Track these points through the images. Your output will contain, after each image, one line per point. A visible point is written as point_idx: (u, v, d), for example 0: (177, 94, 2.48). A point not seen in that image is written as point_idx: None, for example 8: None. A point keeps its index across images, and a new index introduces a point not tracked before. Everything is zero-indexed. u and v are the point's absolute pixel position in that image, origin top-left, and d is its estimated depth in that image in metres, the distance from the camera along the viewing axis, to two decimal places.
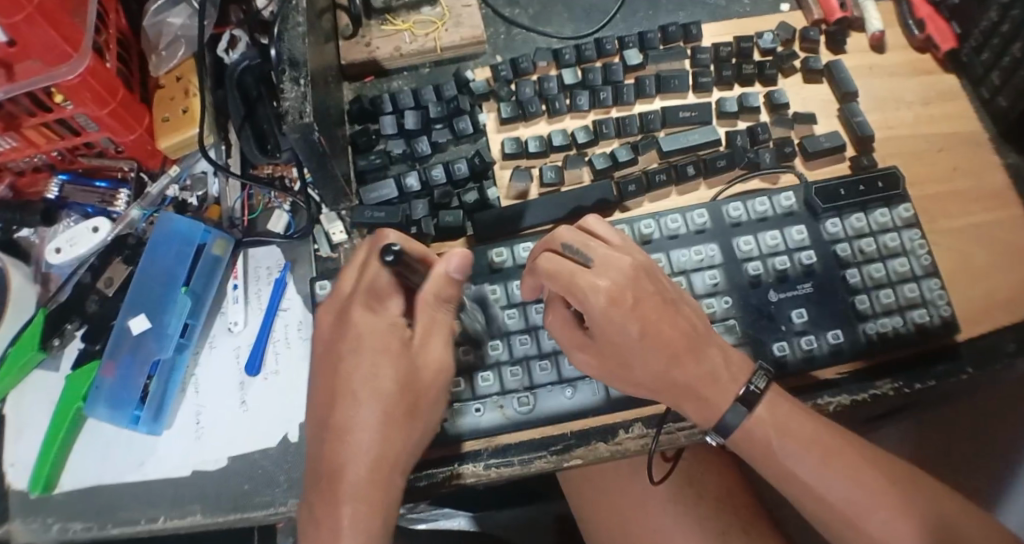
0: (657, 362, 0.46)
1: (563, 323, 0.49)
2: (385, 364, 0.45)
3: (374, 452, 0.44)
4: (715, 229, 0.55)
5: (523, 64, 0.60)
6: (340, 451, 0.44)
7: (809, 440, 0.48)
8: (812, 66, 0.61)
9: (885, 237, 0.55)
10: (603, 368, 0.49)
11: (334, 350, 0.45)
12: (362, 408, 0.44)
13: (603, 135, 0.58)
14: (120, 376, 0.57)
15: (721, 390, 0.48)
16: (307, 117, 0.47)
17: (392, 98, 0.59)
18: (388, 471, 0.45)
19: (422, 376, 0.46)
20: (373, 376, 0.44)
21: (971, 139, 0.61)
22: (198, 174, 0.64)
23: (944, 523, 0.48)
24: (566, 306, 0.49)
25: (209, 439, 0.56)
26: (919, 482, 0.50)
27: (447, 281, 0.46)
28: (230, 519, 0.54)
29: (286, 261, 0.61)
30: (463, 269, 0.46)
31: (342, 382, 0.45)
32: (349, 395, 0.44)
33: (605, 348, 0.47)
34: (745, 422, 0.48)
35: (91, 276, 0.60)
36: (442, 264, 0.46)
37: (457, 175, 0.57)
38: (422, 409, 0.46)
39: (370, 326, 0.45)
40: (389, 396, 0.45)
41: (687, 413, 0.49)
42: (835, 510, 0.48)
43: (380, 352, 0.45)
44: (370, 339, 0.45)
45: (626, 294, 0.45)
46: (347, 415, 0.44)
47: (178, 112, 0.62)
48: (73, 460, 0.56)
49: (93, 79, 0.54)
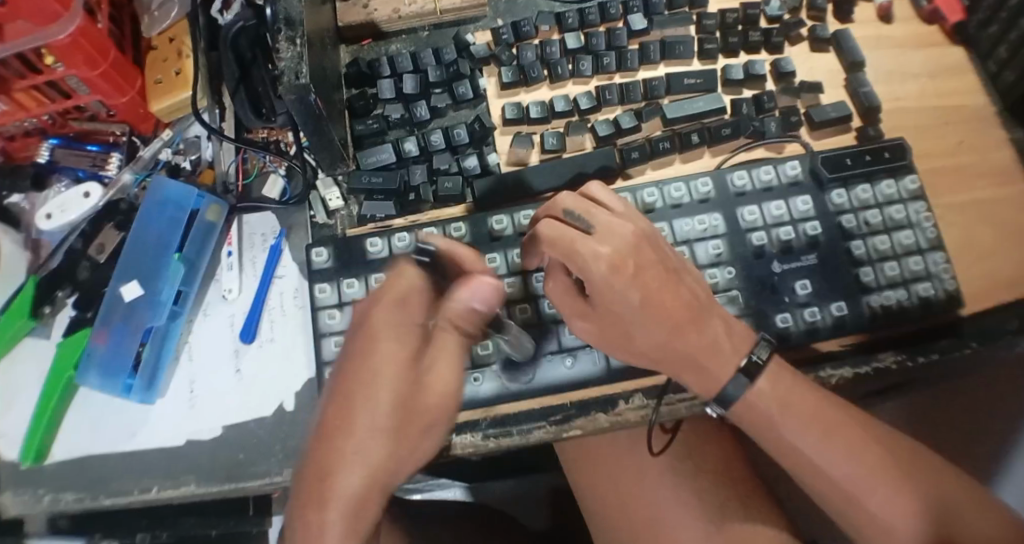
0: (659, 334, 0.46)
1: (566, 293, 0.48)
2: (390, 371, 0.41)
3: (358, 463, 0.40)
4: (718, 199, 0.54)
5: (524, 27, 0.59)
6: (328, 455, 0.40)
7: (813, 415, 0.48)
8: (820, 34, 0.60)
9: (891, 209, 0.54)
10: (614, 344, 0.48)
11: (349, 349, 0.43)
12: (357, 417, 0.41)
13: (605, 102, 0.57)
14: (111, 343, 0.55)
15: (711, 362, 0.47)
16: (303, 77, 0.46)
17: (390, 61, 0.58)
18: (371, 489, 0.41)
19: (425, 398, 0.42)
20: (376, 386, 0.41)
21: (978, 114, 0.60)
22: (192, 138, 0.63)
23: (942, 498, 0.48)
24: (564, 276, 0.48)
25: (203, 408, 0.56)
26: (918, 458, 0.49)
27: (467, 310, 0.44)
28: (223, 489, 0.54)
29: (282, 227, 0.60)
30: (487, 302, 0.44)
31: (347, 381, 0.42)
32: (347, 396, 0.42)
33: (605, 314, 0.46)
34: (745, 393, 0.48)
35: (83, 241, 0.59)
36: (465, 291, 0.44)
37: (457, 141, 0.56)
38: (419, 433, 0.42)
39: (387, 333, 0.43)
40: (387, 408, 0.41)
41: (687, 384, 0.48)
42: (836, 487, 0.48)
43: (391, 358, 0.42)
44: (382, 343, 0.42)
45: (622, 262, 0.44)
46: (342, 417, 0.41)
47: (170, 74, 0.60)
48: (65, 429, 0.56)
49: (84, 40, 0.52)
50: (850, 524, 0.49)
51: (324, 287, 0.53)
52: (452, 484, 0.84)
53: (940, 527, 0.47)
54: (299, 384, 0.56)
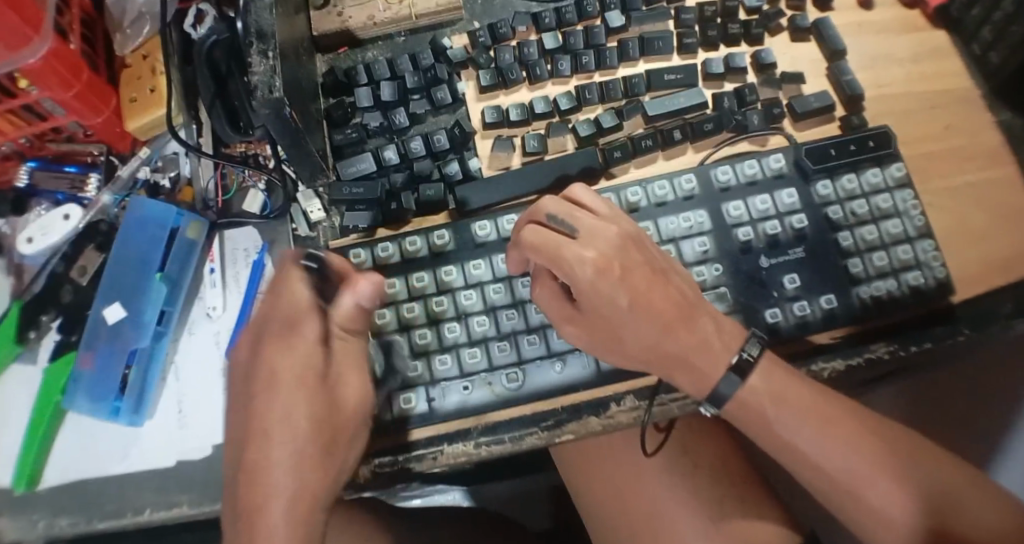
0: (630, 345, 0.46)
1: (552, 293, 0.47)
2: (300, 397, 0.42)
3: (292, 492, 0.40)
4: (703, 195, 0.54)
5: (501, 29, 0.58)
6: (255, 494, 0.40)
7: (806, 410, 0.47)
8: (800, 24, 0.59)
9: (877, 198, 0.54)
10: (605, 347, 0.47)
11: (248, 387, 0.43)
12: (278, 449, 0.41)
13: (586, 101, 0.57)
14: (97, 367, 0.55)
15: (683, 365, 0.47)
16: (277, 91, 0.45)
17: (366, 68, 0.57)
18: (311, 511, 0.41)
19: (340, 411, 0.44)
20: (288, 412, 0.41)
21: (963, 97, 0.60)
22: (169, 155, 0.62)
23: (941, 487, 0.48)
24: (553, 279, 0.47)
25: (193, 428, 0.55)
26: (917, 447, 0.49)
27: (355, 312, 0.45)
28: (216, 509, 0.53)
29: (265, 241, 0.59)
30: (375, 298, 0.45)
31: (257, 420, 0.42)
32: (263, 434, 0.41)
33: (593, 319, 0.46)
34: (739, 390, 0.47)
35: (65, 264, 0.58)
36: (351, 293, 0.44)
37: (437, 147, 0.55)
38: (342, 446, 0.43)
39: (288, 359, 0.43)
40: (304, 431, 0.41)
41: (681, 385, 0.48)
42: (832, 480, 0.47)
43: (295, 386, 0.42)
44: (287, 370, 0.42)
45: (604, 266, 0.43)
46: (262, 454, 0.41)
47: (144, 92, 0.60)
48: (55, 455, 0.55)
49: (58, 62, 0.51)
50: (849, 517, 0.48)
51: None
52: (451, 488, 0.83)
53: (938, 515, 0.46)
54: None
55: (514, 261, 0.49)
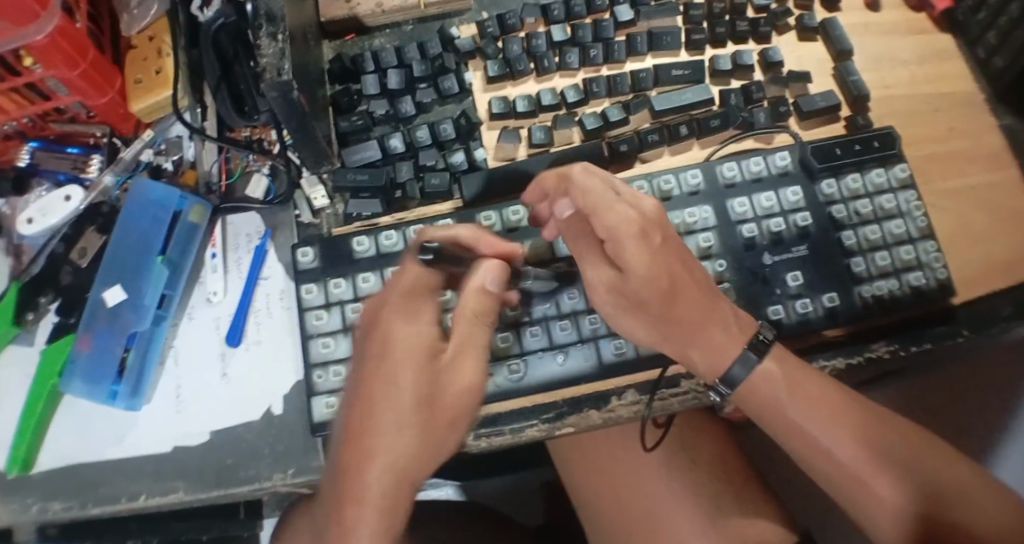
0: (647, 312, 0.46)
1: (591, 252, 0.47)
2: (410, 369, 0.42)
3: (387, 460, 0.41)
4: (709, 191, 0.54)
5: (510, 19, 0.58)
6: (357, 455, 0.41)
7: (810, 402, 0.48)
8: (807, 23, 0.59)
9: (881, 198, 0.54)
10: (629, 313, 0.47)
11: (362, 356, 0.43)
12: (379, 416, 0.41)
13: (593, 94, 0.56)
14: (96, 348, 0.55)
15: (696, 336, 0.47)
16: (286, 74, 0.45)
17: (373, 56, 0.57)
18: (400, 483, 0.41)
19: (444, 390, 0.43)
20: (392, 384, 0.42)
21: (968, 100, 0.60)
22: (173, 138, 0.62)
23: (946, 485, 0.48)
24: (589, 235, 0.46)
25: (192, 412, 0.55)
26: (927, 448, 0.50)
27: (481, 297, 0.44)
28: (213, 495, 0.53)
29: (267, 227, 0.59)
30: (501, 282, 0.44)
31: (364, 387, 0.42)
32: (368, 402, 0.41)
33: (630, 285, 0.45)
34: (747, 376, 0.48)
35: (65, 245, 0.58)
36: (477, 277, 0.43)
37: (443, 136, 0.55)
38: (442, 426, 0.43)
39: (402, 334, 0.43)
40: (407, 406, 0.41)
41: (693, 363, 0.48)
42: (831, 471, 0.48)
43: (405, 362, 0.42)
44: (399, 348, 0.42)
45: (631, 230, 0.43)
46: (365, 417, 0.41)
47: (150, 73, 0.59)
48: (50, 437, 0.55)
49: (64, 40, 0.51)
50: (856, 511, 0.49)
51: (310, 288, 0.53)
52: (445, 481, 0.84)
53: (934, 517, 0.47)
54: (287, 386, 0.55)
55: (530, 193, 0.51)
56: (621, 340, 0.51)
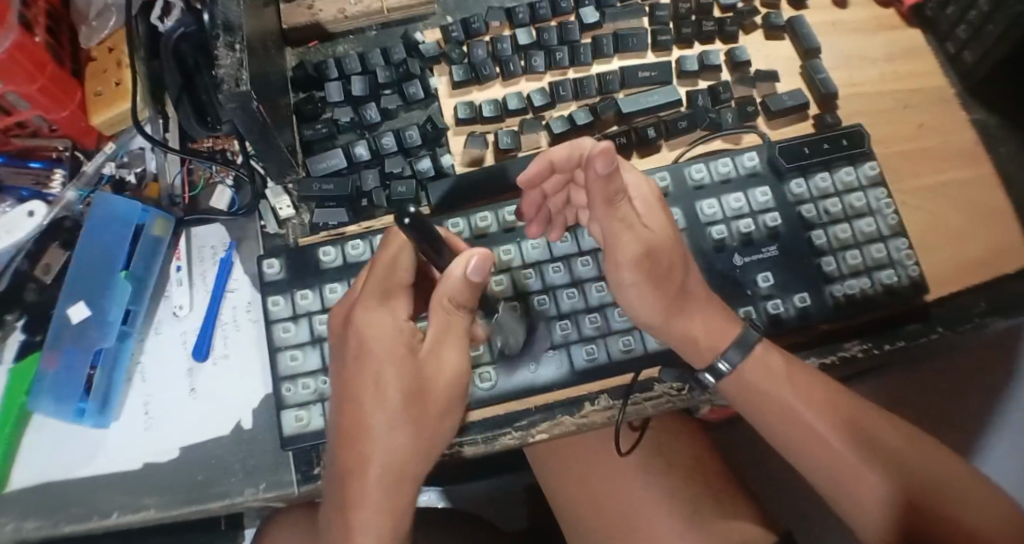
0: (669, 285, 0.47)
1: (620, 220, 0.45)
2: (391, 368, 0.40)
3: (382, 460, 0.40)
4: (677, 193, 0.53)
5: (475, 24, 0.57)
6: (353, 458, 0.40)
7: (808, 399, 0.49)
8: (774, 22, 0.59)
9: (851, 197, 0.54)
10: (650, 288, 0.46)
11: (342, 359, 0.42)
12: (371, 416, 0.40)
13: (560, 98, 0.56)
14: (62, 367, 0.54)
15: (696, 311, 0.48)
16: (244, 85, 0.44)
17: (337, 63, 0.56)
18: (399, 480, 0.41)
19: (430, 383, 0.41)
20: (377, 383, 0.40)
21: (938, 96, 0.60)
22: (136, 151, 0.61)
23: (935, 481, 0.49)
24: (625, 201, 0.45)
25: (162, 428, 0.54)
26: (919, 445, 0.50)
27: (463, 285, 0.40)
28: (184, 512, 0.52)
29: (233, 239, 0.58)
30: (483, 271, 0.40)
31: (349, 389, 0.41)
32: (355, 403, 0.40)
33: (660, 249, 0.46)
34: (744, 361, 0.49)
35: (29, 262, 0.57)
36: (459, 266, 0.40)
37: (409, 143, 0.54)
38: (434, 418, 0.42)
39: (375, 330, 0.41)
40: (396, 404, 0.40)
41: (698, 339, 0.48)
42: (830, 463, 0.49)
43: (386, 358, 0.40)
44: (377, 346, 0.41)
45: (653, 194, 0.47)
46: (356, 420, 0.40)
47: (110, 86, 0.57)
48: (21, 456, 0.53)
49: (22, 55, 0.50)
50: (843, 507, 0.50)
51: (276, 300, 0.52)
52: (428, 487, 0.84)
53: (922, 512, 0.48)
54: (257, 400, 0.54)
55: (535, 172, 0.49)
56: (592, 345, 0.50)
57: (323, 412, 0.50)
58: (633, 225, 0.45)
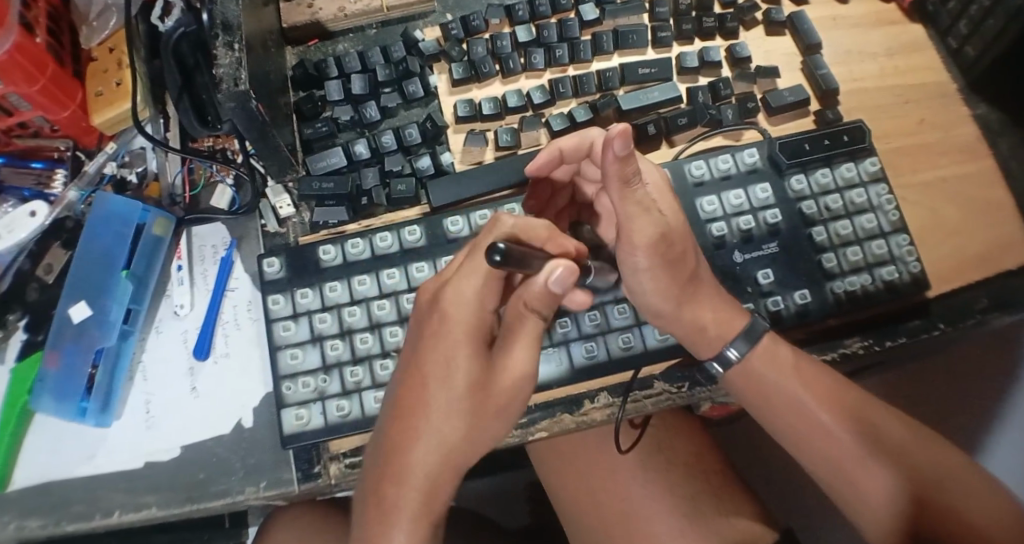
0: (682, 270, 0.46)
1: (636, 203, 0.43)
2: (462, 353, 0.40)
3: (433, 441, 0.40)
4: (677, 190, 0.53)
5: (474, 22, 0.57)
6: (406, 434, 0.40)
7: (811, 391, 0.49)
8: (774, 17, 0.59)
9: (851, 193, 0.53)
10: (665, 274, 0.46)
11: (418, 333, 0.41)
12: (432, 395, 0.40)
13: (559, 95, 0.56)
14: (64, 367, 0.54)
15: (706, 299, 0.48)
16: (242, 84, 0.44)
17: (337, 61, 0.56)
18: (444, 467, 0.40)
19: (498, 380, 0.40)
20: (445, 363, 0.40)
21: (939, 91, 0.59)
22: (137, 150, 0.61)
23: (938, 476, 0.49)
24: (642, 184, 0.43)
25: (163, 427, 0.54)
26: (924, 440, 0.50)
27: (544, 293, 0.39)
28: (185, 510, 0.52)
29: (233, 238, 0.58)
30: (564, 283, 0.38)
31: (418, 364, 0.41)
32: (421, 379, 0.40)
33: (678, 235, 0.46)
34: (749, 352, 0.49)
35: (31, 262, 0.57)
36: (542, 274, 0.38)
37: (409, 141, 0.54)
38: (493, 414, 0.41)
39: (458, 311, 0.40)
40: (460, 388, 0.40)
41: (707, 327, 0.49)
42: (829, 451, 0.50)
43: (461, 340, 0.40)
44: (456, 327, 0.40)
45: (665, 182, 0.48)
46: (418, 397, 0.40)
47: (111, 85, 0.57)
48: (24, 455, 0.53)
49: (22, 56, 0.50)
50: (842, 498, 0.50)
51: (277, 298, 0.52)
52: None
53: (924, 507, 0.48)
54: (257, 399, 0.54)
55: (543, 162, 0.49)
56: (592, 343, 0.50)
57: (324, 411, 0.50)
58: (649, 208, 0.43)
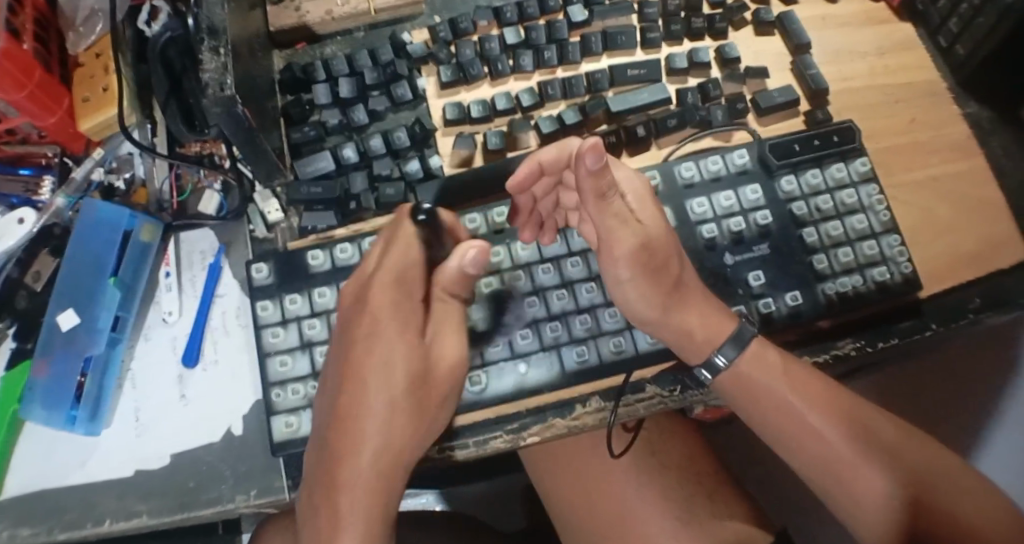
0: (663, 280, 0.46)
1: (614, 215, 0.44)
2: (400, 352, 0.42)
3: (378, 441, 0.41)
4: (667, 192, 0.53)
5: (461, 23, 0.57)
6: (349, 439, 0.41)
7: (802, 394, 0.49)
8: (763, 17, 0.59)
9: (842, 194, 0.53)
10: (647, 283, 0.46)
11: (349, 337, 0.43)
12: (373, 395, 0.42)
13: (548, 97, 0.56)
14: (53, 375, 0.53)
15: (693, 304, 0.48)
16: (228, 90, 0.44)
17: (324, 65, 0.56)
18: (393, 464, 0.42)
19: (435, 373, 0.43)
20: (384, 364, 0.42)
21: (930, 90, 0.59)
22: (125, 156, 0.60)
23: (931, 477, 0.49)
24: (616, 196, 0.44)
25: (153, 435, 0.53)
26: (915, 441, 0.50)
27: (459, 276, 0.42)
28: (175, 518, 0.51)
29: (222, 244, 0.58)
30: (480, 263, 0.42)
31: (355, 367, 0.42)
32: (360, 381, 0.42)
33: (658, 244, 0.46)
34: (738, 357, 0.48)
35: (20, 269, 0.57)
36: (455, 258, 0.42)
37: (398, 145, 0.54)
38: (432, 406, 0.43)
39: (388, 312, 0.43)
40: (401, 387, 0.42)
41: (694, 334, 0.48)
42: (821, 455, 0.49)
43: (397, 338, 0.42)
44: (388, 327, 0.42)
45: (646, 191, 0.47)
46: (359, 399, 0.42)
47: (98, 91, 0.57)
48: (14, 464, 0.53)
49: (8, 60, 0.50)
50: (835, 501, 0.50)
51: (265, 304, 0.52)
52: (426, 488, 0.83)
53: (919, 509, 0.47)
54: (246, 406, 0.54)
55: (523, 176, 0.48)
56: (583, 347, 0.50)
57: None
58: (626, 220, 0.45)
